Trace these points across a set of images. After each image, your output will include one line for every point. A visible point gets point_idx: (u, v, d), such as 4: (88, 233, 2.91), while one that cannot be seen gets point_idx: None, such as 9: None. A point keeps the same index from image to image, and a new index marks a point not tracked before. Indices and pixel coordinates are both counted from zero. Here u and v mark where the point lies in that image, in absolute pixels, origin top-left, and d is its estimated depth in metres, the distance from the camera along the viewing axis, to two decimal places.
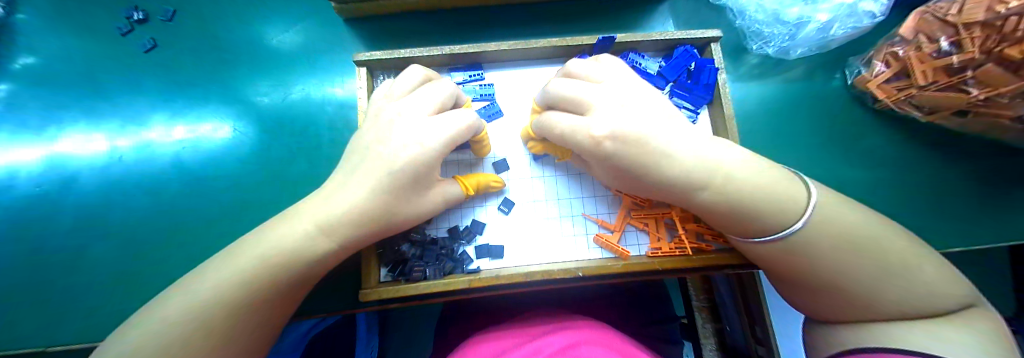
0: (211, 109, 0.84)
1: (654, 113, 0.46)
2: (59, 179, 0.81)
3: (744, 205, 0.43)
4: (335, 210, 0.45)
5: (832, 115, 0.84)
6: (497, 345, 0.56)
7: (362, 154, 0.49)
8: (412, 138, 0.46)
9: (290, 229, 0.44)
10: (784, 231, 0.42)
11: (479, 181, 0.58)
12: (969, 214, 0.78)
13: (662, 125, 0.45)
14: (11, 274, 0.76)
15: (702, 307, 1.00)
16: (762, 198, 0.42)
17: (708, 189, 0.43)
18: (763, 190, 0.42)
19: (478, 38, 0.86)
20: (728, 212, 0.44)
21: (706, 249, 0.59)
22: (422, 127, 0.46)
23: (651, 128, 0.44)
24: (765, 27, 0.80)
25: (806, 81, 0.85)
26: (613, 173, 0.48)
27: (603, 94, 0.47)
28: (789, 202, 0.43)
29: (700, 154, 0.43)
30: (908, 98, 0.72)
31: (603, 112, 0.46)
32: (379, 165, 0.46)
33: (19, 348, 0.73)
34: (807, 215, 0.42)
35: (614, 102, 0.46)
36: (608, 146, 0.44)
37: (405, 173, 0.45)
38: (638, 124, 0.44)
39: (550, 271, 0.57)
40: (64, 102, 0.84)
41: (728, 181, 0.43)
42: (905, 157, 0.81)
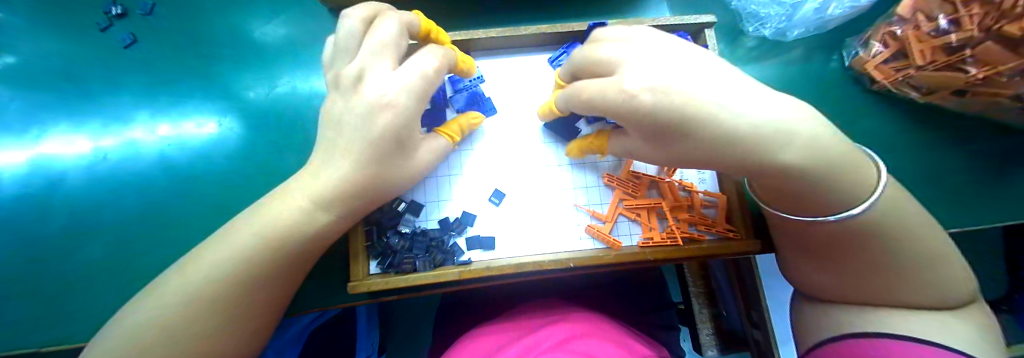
0: (195, 105, 0.82)
1: (707, 65, 0.32)
2: (44, 182, 0.79)
3: (817, 172, 0.31)
4: (324, 190, 0.43)
5: (829, 98, 0.83)
6: (493, 340, 0.55)
7: (333, 129, 0.45)
8: (382, 85, 0.42)
9: (287, 220, 0.43)
10: (843, 213, 0.35)
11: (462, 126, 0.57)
12: (964, 194, 0.78)
13: (723, 74, 0.32)
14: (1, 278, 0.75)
15: (700, 292, 0.98)
16: (840, 167, 0.32)
17: (791, 149, 0.29)
18: (844, 157, 0.32)
19: (468, 27, 0.84)
20: (796, 179, 0.32)
21: (698, 239, 0.60)
22: (382, 74, 0.42)
23: (694, 74, 0.31)
24: (761, 8, 0.79)
25: (803, 63, 0.84)
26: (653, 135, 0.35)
27: (665, 44, 0.36)
28: (862, 179, 0.33)
29: (764, 105, 0.29)
30: (906, 78, 0.71)
31: (650, 60, 0.33)
32: (356, 126, 0.42)
33: (12, 351, 0.72)
34: (874, 197, 0.34)
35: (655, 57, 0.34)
36: (646, 100, 0.31)
37: (390, 136, 0.42)
38: (684, 74, 0.31)
39: (542, 262, 0.58)
40: (45, 102, 0.82)
41: (812, 142, 0.30)
42: (902, 139, 0.81)
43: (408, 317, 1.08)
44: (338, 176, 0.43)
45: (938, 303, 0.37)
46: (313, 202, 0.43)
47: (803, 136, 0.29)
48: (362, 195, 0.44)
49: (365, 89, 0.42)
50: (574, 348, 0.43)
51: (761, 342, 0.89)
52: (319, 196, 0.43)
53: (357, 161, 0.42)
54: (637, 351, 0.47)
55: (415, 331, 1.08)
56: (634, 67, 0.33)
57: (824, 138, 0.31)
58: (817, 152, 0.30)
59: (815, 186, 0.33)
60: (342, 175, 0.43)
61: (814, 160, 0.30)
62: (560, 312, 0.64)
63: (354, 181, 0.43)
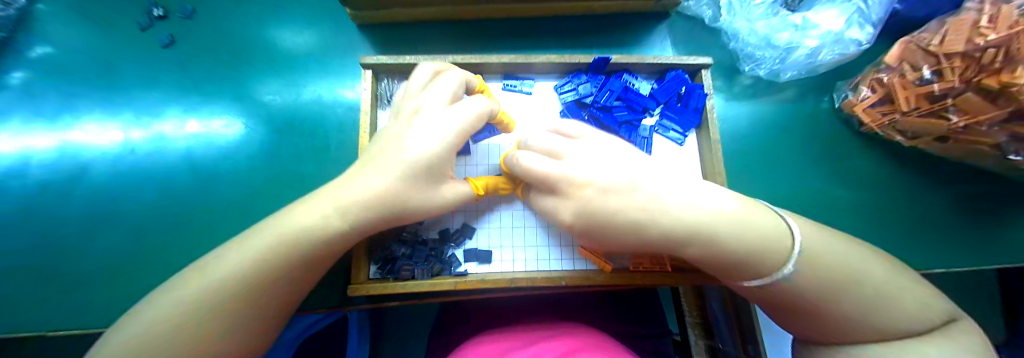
0: (223, 105, 0.86)
1: (625, 159, 0.44)
2: (72, 169, 0.83)
3: (731, 254, 0.40)
4: (354, 204, 0.45)
5: (819, 137, 0.87)
6: (495, 347, 0.57)
7: (371, 160, 0.49)
8: (432, 126, 0.48)
9: (322, 226, 0.45)
10: (769, 278, 0.41)
11: (489, 183, 0.59)
12: (950, 237, 0.81)
13: (637, 168, 0.42)
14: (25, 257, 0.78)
15: (696, 323, 1.01)
16: (748, 247, 0.40)
17: (697, 241, 0.40)
18: (749, 236, 0.40)
19: (484, 49, 0.89)
20: (714, 259, 0.41)
21: (687, 267, 0.61)
22: (436, 115, 0.49)
23: (628, 171, 0.41)
24: (756, 50, 0.83)
25: (795, 103, 0.88)
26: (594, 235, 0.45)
27: (600, 142, 0.47)
28: (774, 245, 0.40)
29: (675, 203, 0.39)
30: (892, 122, 0.76)
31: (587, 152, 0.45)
32: (398, 153, 0.47)
33: (22, 330, 0.74)
34: (794, 261, 0.39)
35: (589, 150, 0.45)
36: (585, 203, 0.41)
37: (428, 163, 0.47)
38: (615, 171, 0.41)
39: (533, 279, 0.60)
40: (79, 92, 0.87)
41: (716, 229, 0.39)
42: (890, 179, 0.84)
43: (399, 327, 1.08)
44: (370, 188, 0.46)
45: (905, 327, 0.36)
46: (352, 206, 0.46)
47: (708, 227, 0.39)
48: (393, 210, 0.47)
49: (416, 131, 0.49)
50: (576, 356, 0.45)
51: None
52: (347, 209, 0.46)
53: (396, 176, 0.46)
54: None
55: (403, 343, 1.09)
56: (574, 165, 0.43)
57: (733, 231, 0.39)
58: (729, 241, 0.39)
59: (734, 260, 0.41)
60: (376, 187, 0.46)
61: (725, 241, 0.39)
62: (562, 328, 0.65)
63: (391, 196, 0.46)
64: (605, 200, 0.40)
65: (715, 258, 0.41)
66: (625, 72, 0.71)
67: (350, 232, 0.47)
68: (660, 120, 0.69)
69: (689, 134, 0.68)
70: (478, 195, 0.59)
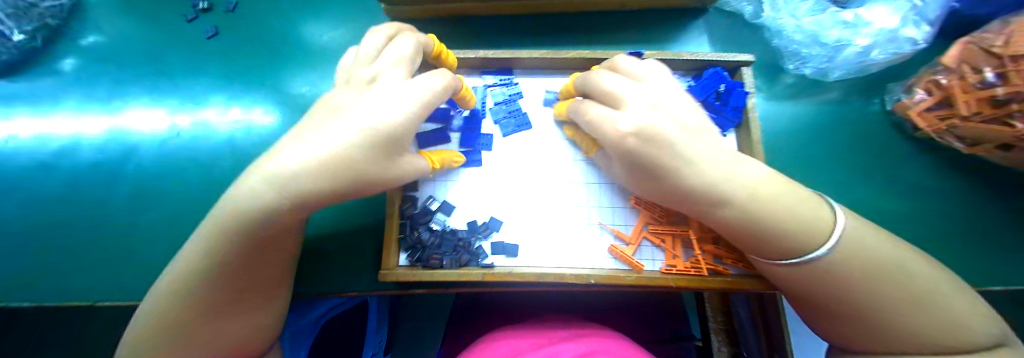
0: (262, 95, 0.89)
1: (680, 111, 0.46)
2: (121, 152, 0.88)
3: (757, 223, 0.46)
4: (295, 176, 0.39)
5: (868, 141, 0.82)
6: (516, 343, 0.57)
7: (311, 128, 0.43)
8: (384, 98, 0.45)
9: (256, 200, 0.39)
10: (809, 256, 0.46)
11: (443, 158, 0.63)
12: (1011, 250, 0.75)
13: (688, 120, 0.46)
14: (72, 233, 0.82)
15: (719, 329, 1.01)
16: (781, 221, 0.45)
17: (731, 206, 0.45)
18: (783, 213, 0.45)
19: (512, 44, 0.89)
20: (743, 231, 0.47)
21: (723, 272, 0.61)
22: (394, 87, 0.46)
23: (680, 127, 0.45)
24: (803, 48, 0.79)
25: (840, 105, 0.84)
26: (632, 171, 0.49)
27: (658, 87, 0.49)
28: (814, 227, 0.46)
29: (720, 168, 0.45)
30: (951, 128, 0.71)
31: (642, 101, 0.47)
32: (351, 121, 0.42)
33: (61, 302, 0.77)
34: (830, 245, 0.45)
35: (651, 97, 0.47)
36: (633, 143, 0.45)
37: (388, 134, 0.43)
38: (669, 122, 0.44)
39: (562, 275, 0.60)
40: (128, 79, 0.92)
41: (751, 198, 0.45)
42: (942, 188, 0.79)
43: (417, 317, 1.10)
44: (315, 158, 0.39)
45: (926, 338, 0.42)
46: (295, 179, 0.39)
47: (746, 193, 0.45)
48: (343, 186, 0.42)
49: (370, 102, 0.44)
50: None
51: None
52: (285, 182, 0.39)
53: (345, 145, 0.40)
54: None
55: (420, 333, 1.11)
56: (631, 113, 0.46)
57: (766, 198, 0.45)
58: (756, 211, 0.45)
59: (768, 233, 0.46)
60: (320, 154, 0.39)
61: (755, 214, 0.45)
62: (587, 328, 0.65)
63: (338, 166, 0.40)
64: (651, 147, 0.44)
65: (749, 223, 0.46)
66: None
67: (290, 208, 0.41)
68: None
69: (726, 134, 0.66)
70: (432, 167, 0.61)
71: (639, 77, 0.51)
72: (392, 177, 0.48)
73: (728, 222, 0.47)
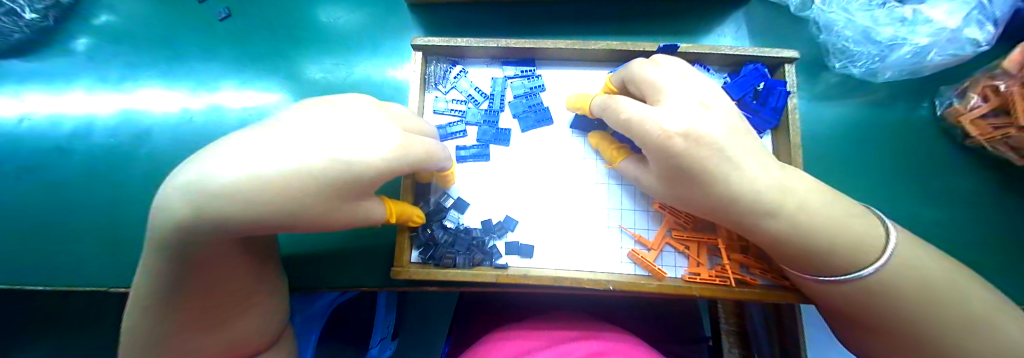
0: (276, 80, 0.87)
1: (726, 114, 0.43)
2: (132, 134, 0.87)
3: (805, 239, 0.43)
4: (220, 194, 0.30)
5: (912, 149, 0.77)
6: (525, 342, 0.55)
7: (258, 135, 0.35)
8: (356, 136, 0.39)
9: (173, 214, 0.31)
10: (855, 274, 0.43)
11: (404, 211, 0.56)
12: None
13: (735, 125, 0.43)
14: (85, 216, 0.82)
15: (732, 331, 0.98)
16: (829, 237, 0.43)
17: (776, 218, 0.43)
18: (831, 228, 0.43)
19: (533, 33, 0.85)
20: (788, 246, 0.44)
21: (751, 282, 0.57)
22: (373, 128, 0.42)
23: (728, 131, 0.41)
24: (854, 45, 0.75)
25: (884, 108, 0.79)
26: (669, 178, 0.46)
27: (703, 86, 0.45)
28: (865, 244, 0.43)
29: (767, 177, 0.42)
30: (1006, 137, 0.66)
31: (688, 100, 0.43)
32: (313, 142, 0.35)
33: (73, 285, 0.78)
34: (881, 263, 0.42)
35: (695, 98, 0.44)
36: (678, 144, 0.41)
37: (348, 174, 0.36)
38: (716, 126, 0.41)
39: (579, 279, 0.57)
40: (141, 60, 0.91)
41: (799, 211, 0.42)
42: (986, 200, 0.74)
43: (424, 309, 1.10)
44: (251, 173, 0.30)
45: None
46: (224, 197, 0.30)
47: (792, 205, 0.42)
48: (274, 221, 0.34)
49: (340, 130, 0.38)
50: None
51: None
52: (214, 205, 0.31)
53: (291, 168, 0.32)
54: None
55: (427, 324, 1.11)
56: (675, 112, 0.42)
57: (812, 212, 0.43)
58: (802, 227, 0.43)
59: (814, 249, 0.43)
60: (257, 173, 0.31)
61: (801, 228, 0.43)
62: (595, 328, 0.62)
63: (275, 195, 0.32)
64: (697, 150, 0.40)
65: (795, 238, 0.43)
66: (694, 63, 0.65)
67: (205, 229, 0.33)
68: None
69: (762, 136, 0.63)
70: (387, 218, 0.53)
71: (682, 73, 0.47)
72: (335, 221, 0.40)
73: (773, 235, 0.44)
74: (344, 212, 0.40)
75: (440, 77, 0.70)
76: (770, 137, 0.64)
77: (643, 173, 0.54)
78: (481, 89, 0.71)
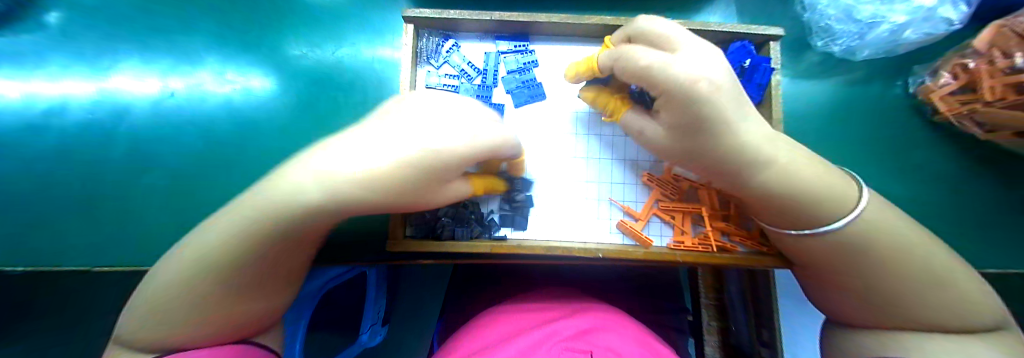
0: (260, 57, 0.87)
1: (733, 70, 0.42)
2: (112, 113, 0.85)
3: (798, 192, 0.43)
4: (339, 187, 0.32)
5: (884, 126, 0.81)
6: (514, 321, 0.56)
7: (363, 132, 0.36)
8: (454, 125, 0.40)
9: (300, 198, 0.32)
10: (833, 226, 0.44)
11: (490, 182, 0.58)
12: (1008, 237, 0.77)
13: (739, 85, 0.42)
14: (71, 196, 0.82)
15: (711, 305, 0.99)
16: (818, 189, 0.43)
17: (772, 172, 0.42)
18: (818, 181, 0.43)
19: (526, 10, 0.85)
20: (782, 200, 0.44)
21: (730, 249, 0.62)
22: (462, 117, 0.42)
23: (734, 85, 0.41)
24: (836, 23, 0.76)
25: (862, 86, 0.82)
26: (677, 131, 0.43)
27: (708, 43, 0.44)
28: (844, 196, 0.44)
29: (762, 133, 0.43)
30: (971, 113, 0.69)
31: (704, 49, 0.41)
32: (413, 135, 0.36)
33: (66, 265, 0.79)
34: (858, 213, 0.44)
35: (709, 48, 0.41)
36: (703, 88, 0.37)
37: (447, 161, 0.37)
38: (729, 76, 0.40)
39: (571, 248, 0.60)
40: (116, 36, 0.87)
41: (790, 165, 0.43)
42: (952, 171, 0.79)
43: (418, 287, 1.12)
44: (369, 168, 0.33)
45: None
46: (333, 188, 0.32)
47: (784, 160, 0.43)
48: (380, 206, 0.35)
49: (440, 121, 0.40)
50: (595, 340, 0.43)
51: None
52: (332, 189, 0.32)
53: (400, 160, 0.34)
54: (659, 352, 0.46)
55: (421, 302, 1.14)
56: (695, 58, 0.39)
57: (800, 168, 0.44)
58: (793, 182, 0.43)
59: (802, 203, 0.44)
60: (370, 168, 0.33)
61: (796, 180, 0.43)
62: (580, 303, 0.65)
63: (386, 183, 0.34)
64: (718, 97, 0.38)
65: (788, 193, 0.43)
66: None
67: (297, 218, 0.34)
68: None
69: None
70: (477, 193, 0.55)
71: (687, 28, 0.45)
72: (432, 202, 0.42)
73: (768, 190, 0.44)
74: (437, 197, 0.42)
75: (432, 51, 0.69)
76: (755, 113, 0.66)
77: (647, 124, 0.49)
78: (474, 64, 0.71)
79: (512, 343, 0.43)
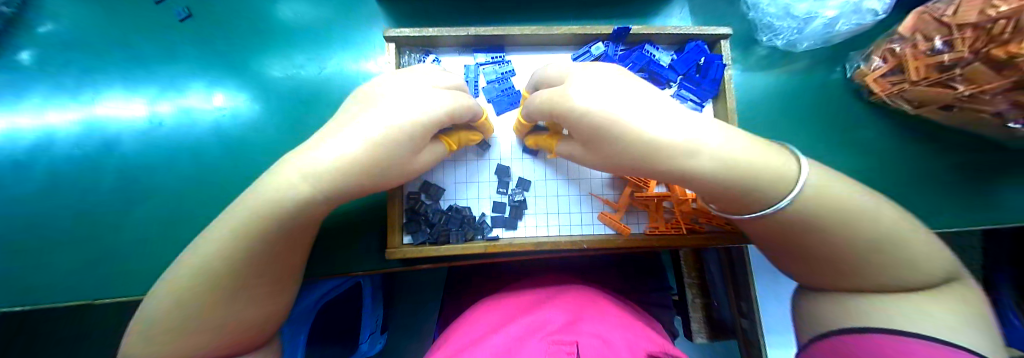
0: (246, 78, 0.89)
1: (625, 84, 0.47)
2: (98, 142, 0.86)
3: (738, 174, 0.41)
4: (321, 170, 0.44)
5: (834, 107, 0.89)
6: (498, 313, 0.60)
7: (334, 129, 0.48)
8: (398, 107, 0.49)
9: (293, 189, 0.44)
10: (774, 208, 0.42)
11: (461, 138, 0.66)
12: (950, 201, 0.85)
13: (641, 98, 0.45)
14: (62, 229, 0.82)
15: (692, 283, 1.07)
16: (752, 168, 0.41)
17: (699, 156, 0.41)
18: (743, 163, 0.40)
19: (501, 22, 0.90)
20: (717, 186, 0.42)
21: (698, 229, 0.71)
22: (408, 98, 0.51)
23: (625, 97, 0.45)
24: (776, 20, 0.84)
25: (806, 76, 0.90)
26: (589, 146, 0.49)
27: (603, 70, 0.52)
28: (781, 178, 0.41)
29: (673, 124, 0.41)
30: (901, 92, 0.78)
31: (590, 76, 0.49)
32: (372, 121, 0.47)
33: (54, 303, 0.78)
34: (799, 191, 0.40)
35: (594, 74, 0.49)
36: (576, 109, 0.46)
37: (397, 138, 0.48)
38: (611, 91, 0.45)
39: (558, 242, 0.70)
40: (98, 67, 0.89)
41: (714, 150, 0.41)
42: (894, 144, 0.87)
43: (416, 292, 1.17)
44: (342, 155, 0.44)
45: (914, 286, 0.40)
46: (320, 171, 0.44)
47: (707, 146, 0.41)
48: (351, 182, 0.46)
49: (389, 106, 0.50)
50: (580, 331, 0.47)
51: (750, 329, 0.97)
52: (320, 175, 0.44)
53: (367, 141, 0.45)
54: (638, 333, 0.50)
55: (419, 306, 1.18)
56: (575, 85, 0.48)
57: (730, 150, 0.41)
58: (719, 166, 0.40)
59: (736, 185, 0.41)
60: (344, 153, 0.44)
61: (726, 164, 0.41)
62: (559, 287, 0.69)
63: (361, 161, 0.45)
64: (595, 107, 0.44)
65: (717, 176, 0.41)
66: (646, 43, 0.73)
67: (316, 200, 0.46)
68: (677, 91, 0.71)
69: (704, 105, 0.71)
70: (451, 149, 0.65)
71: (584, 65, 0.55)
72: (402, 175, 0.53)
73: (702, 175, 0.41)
74: (411, 165, 0.54)
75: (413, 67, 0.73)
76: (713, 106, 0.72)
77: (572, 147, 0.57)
78: (455, 76, 0.75)
79: (501, 342, 0.46)
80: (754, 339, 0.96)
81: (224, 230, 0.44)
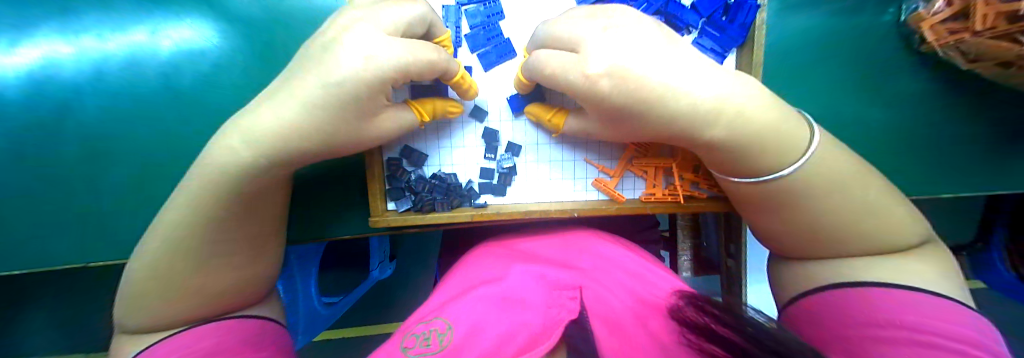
0: (193, 14, 0.80)
1: (647, 41, 0.41)
2: (51, 101, 0.80)
3: (752, 137, 0.41)
4: (267, 134, 0.40)
5: (863, 59, 0.79)
6: (492, 258, 0.61)
7: (287, 87, 0.42)
8: (359, 50, 0.41)
9: (240, 156, 0.41)
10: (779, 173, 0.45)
11: (435, 107, 0.61)
12: (948, 166, 0.84)
13: (665, 57, 0.39)
14: (52, 191, 0.82)
15: (685, 225, 1.07)
16: (764, 135, 0.41)
17: (719, 127, 0.39)
18: (761, 132, 0.41)
19: None
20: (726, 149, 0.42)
21: (696, 196, 0.67)
22: (372, 40, 0.42)
23: (650, 60, 0.38)
24: None
25: (852, 15, 0.78)
26: (610, 122, 0.46)
27: (622, 22, 0.44)
28: (790, 148, 0.44)
29: (707, 85, 0.38)
30: (956, 43, 0.67)
31: (608, 36, 0.42)
32: (314, 75, 0.40)
33: (70, 263, 0.85)
34: (803, 162, 0.44)
35: (612, 32, 0.42)
36: (605, 85, 0.40)
37: (352, 92, 0.41)
38: (638, 56, 0.39)
39: (548, 211, 0.68)
40: (30, 13, 0.79)
41: (738, 116, 0.39)
42: (915, 104, 0.81)
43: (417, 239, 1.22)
44: (290, 123, 0.40)
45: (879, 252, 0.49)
46: (263, 139, 0.40)
47: (731, 113, 0.39)
48: (308, 145, 0.43)
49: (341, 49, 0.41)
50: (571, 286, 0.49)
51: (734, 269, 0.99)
52: (257, 139, 0.40)
53: (308, 100, 0.39)
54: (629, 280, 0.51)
55: None
56: (596, 52, 0.41)
57: (752, 114, 0.40)
58: (741, 132, 0.40)
59: (745, 150, 0.42)
60: (287, 119, 0.40)
61: (749, 132, 0.40)
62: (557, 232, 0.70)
63: (305, 123, 0.41)
64: (625, 84, 0.39)
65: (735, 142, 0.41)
66: None
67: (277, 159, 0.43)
68: (698, 38, 0.64)
69: (728, 55, 0.64)
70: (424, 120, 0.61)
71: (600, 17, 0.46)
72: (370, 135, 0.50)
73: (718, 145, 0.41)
74: (370, 128, 0.49)
75: None
76: (736, 56, 0.65)
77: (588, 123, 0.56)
78: None
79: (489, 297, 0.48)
80: (737, 276, 0.98)
81: (202, 212, 0.44)
